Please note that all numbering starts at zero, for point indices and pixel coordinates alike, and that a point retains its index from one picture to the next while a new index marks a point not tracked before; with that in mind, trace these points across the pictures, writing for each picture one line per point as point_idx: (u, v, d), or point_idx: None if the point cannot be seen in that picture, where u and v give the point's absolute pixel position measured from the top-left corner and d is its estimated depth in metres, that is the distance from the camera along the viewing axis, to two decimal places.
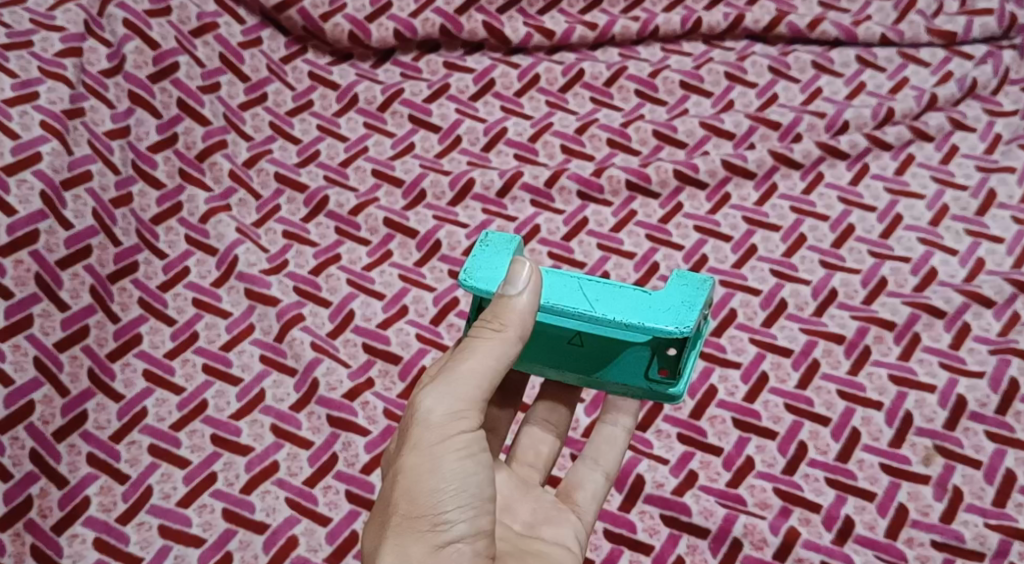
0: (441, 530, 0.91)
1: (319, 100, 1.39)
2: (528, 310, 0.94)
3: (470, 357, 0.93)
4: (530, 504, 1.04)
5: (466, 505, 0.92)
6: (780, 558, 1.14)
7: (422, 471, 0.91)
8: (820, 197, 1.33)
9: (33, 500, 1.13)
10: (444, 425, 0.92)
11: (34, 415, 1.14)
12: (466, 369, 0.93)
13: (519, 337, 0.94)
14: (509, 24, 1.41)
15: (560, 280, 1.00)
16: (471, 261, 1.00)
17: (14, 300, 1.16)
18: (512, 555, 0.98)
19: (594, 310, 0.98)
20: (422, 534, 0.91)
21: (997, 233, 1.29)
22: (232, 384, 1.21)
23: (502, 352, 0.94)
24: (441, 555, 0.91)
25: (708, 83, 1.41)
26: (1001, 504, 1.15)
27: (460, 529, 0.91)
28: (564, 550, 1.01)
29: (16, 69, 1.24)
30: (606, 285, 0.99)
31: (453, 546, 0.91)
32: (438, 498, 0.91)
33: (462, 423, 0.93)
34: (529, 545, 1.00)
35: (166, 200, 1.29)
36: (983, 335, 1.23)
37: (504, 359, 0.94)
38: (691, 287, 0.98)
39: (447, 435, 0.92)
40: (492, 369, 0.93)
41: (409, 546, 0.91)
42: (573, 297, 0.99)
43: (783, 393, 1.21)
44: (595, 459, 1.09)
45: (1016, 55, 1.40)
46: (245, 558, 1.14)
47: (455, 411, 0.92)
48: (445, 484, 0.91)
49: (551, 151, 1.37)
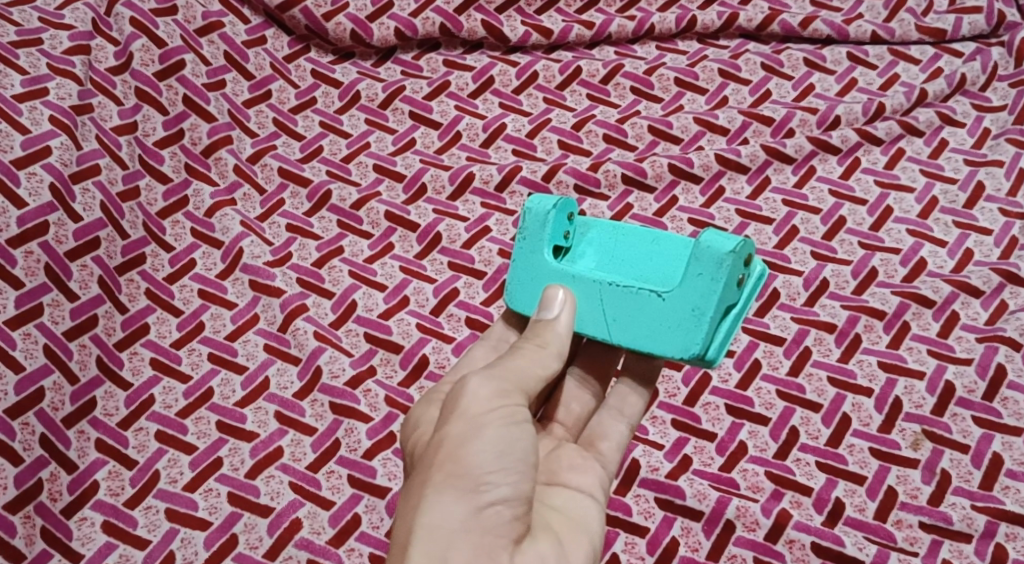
0: (483, 491, 0.94)
1: (322, 97, 1.42)
2: (566, 333, 1.03)
3: (518, 358, 1.00)
4: (554, 456, 1.08)
5: (509, 468, 0.95)
6: (771, 540, 1.16)
7: (467, 435, 0.95)
8: (812, 190, 1.35)
9: (43, 483, 1.16)
10: (494, 398, 0.96)
11: (45, 401, 1.18)
12: (518, 364, 0.99)
13: (560, 354, 1.01)
14: (508, 23, 1.44)
15: (584, 296, 1.04)
16: (513, 266, 1.08)
17: (24, 290, 1.20)
18: (540, 516, 1.00)
19: (611, 334, 1.04)
20: (463, 494, 0.93)
21: (986, 225, 1.32)
22: (237, 372, 1.24)
23: (546, 360, 1.00)
24: (481, 517, 0.93)
25: (703, 80, 1.43)
26: (988, 487, 1.18)
27: (502, 491, 0.94)
28: (591, 503, 1.04)
29: (26, 66, 1.28)
30: (624, 294, 1.03)
31: (492, 509, 0.94)
32: (481, 462, 0.94)
33: (507, 396, 0.97)
34: (550, 499, 1.03)
35: (173, 194, 1.32)
36: (971, 324, 1.26)
37: (551, 366, 1.00)
38: (705, 289, 1.00)
39: (494, 405, 0.96)
40: (541, 367, 1.00)
41: (449, 505, 0.93)
42: (595, 319, 1.04)
43: (775, 380, 1.24)
44: (620, 407, 1.12)
45: (1005, 51, 1.42)
46: (250, 540, 1.16)
47: (502, 389, 0.97)
48: (489, 447, 0.94)
49: (548, 147, 1.40)
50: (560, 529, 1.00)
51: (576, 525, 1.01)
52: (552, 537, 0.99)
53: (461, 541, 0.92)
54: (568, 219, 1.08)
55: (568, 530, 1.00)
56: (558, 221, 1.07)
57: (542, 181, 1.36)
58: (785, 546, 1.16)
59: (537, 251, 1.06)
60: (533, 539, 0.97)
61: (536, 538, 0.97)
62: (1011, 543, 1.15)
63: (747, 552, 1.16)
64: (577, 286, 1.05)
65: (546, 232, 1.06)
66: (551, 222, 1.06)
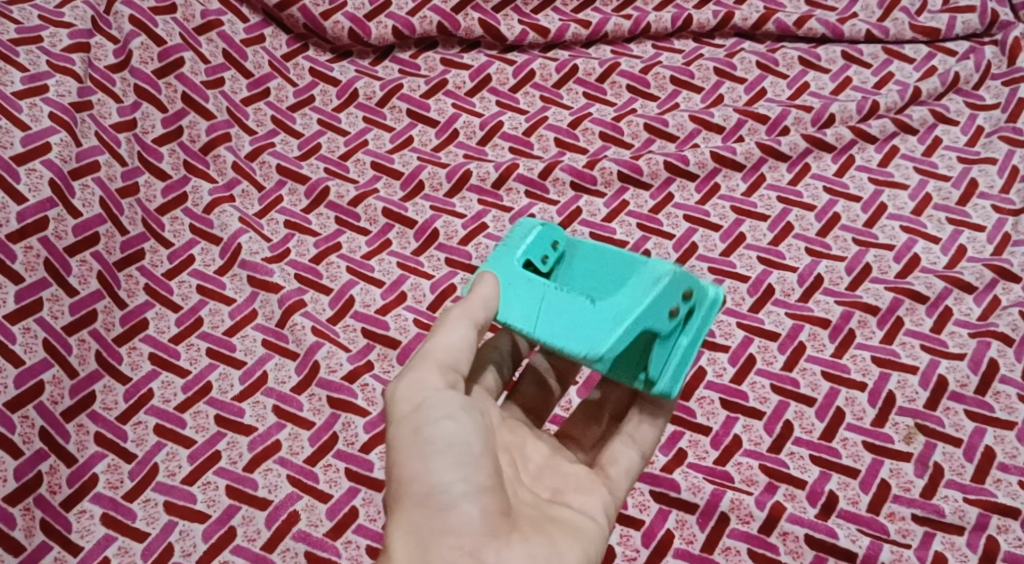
0: (439, 492, 0.96)
1: (320, 95, 1.43)
2: (477, 307, 1.02)
3: (435, 338, 1.01)
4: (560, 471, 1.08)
5: (458, 463, 0.96)
6: (766, 532, 1.17)
7: (415, 437, 0.97)
8: (807, 187, 1.36)
9: (43, 476, 1.16)
10: (423, 394, 0.98)
11: (44, 394, 1.18)
12: (433, 346, 1.00)
13: (472, 321, 1.01)
14: (504, 22, 1.45)
15: (525, 293, 1.04)
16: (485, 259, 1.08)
17: (24, 284, 1.21)
18: (534, 519, 1.01)
19: (535, 330, 1.02)
20: (422, 500, 0.96)
21: (979, 222, 1.33)
22: (235, 367, 1.25)
23: (458, 329, 1.01)
24: (447, 517, 0.95)
25: (698, 79, 1.45)
26: (981, 480, 1.19)
27: (457, 487, 0.95)
28: (591, 518, 1.04)
29: (26, 63, 1.29)
30: (563, 297, 1.02)
31: (455, 507, 0.95)
32: (430, 462, 0.96)
33: (439, 386, 0.99)
34: (556, 512, 1.03)
35: (172, 191, 1.33)
36: (963, 319, 1.27)
37: (467, 334, 1.01)
38: (630, 299, 1.00)
39: (426, 400, 0.98)
40: (458, 339, 1.01)
41: (414, 515, 0.96)
42: (524, 315, 1.03)
43: (770, 374, 1.25)
44: (633, 438, 1.12)
45: (998, 50, 1.44)
46: (248, 533, 1.17)
47: (427, 381, 0.99)
48: (433, 446, 0.96)
49: (545, 145, 1.41)
50: (553, 529, 1.00)
51: (575, 534, 1.02)
52: (543, 536, 0.99)
53: (432, 547, 0.95)
54: (552, 243, 1.07)
55: (561, 531, 1.00)
56: (543, 237, 1.07)
57: (538, 179, 1.37)
58: (779, 538, 1.17)
59: (510, 252, 1.06)
60: (522, 535, 0.97)
61: (523, 533, 0.97)
62: (1003, 535, 1.16)
63: (741, 544, 1.17)
64: (523, 283, 1.04)
65: (524, 241, 1.06)
66: (532, 236, 1.06)
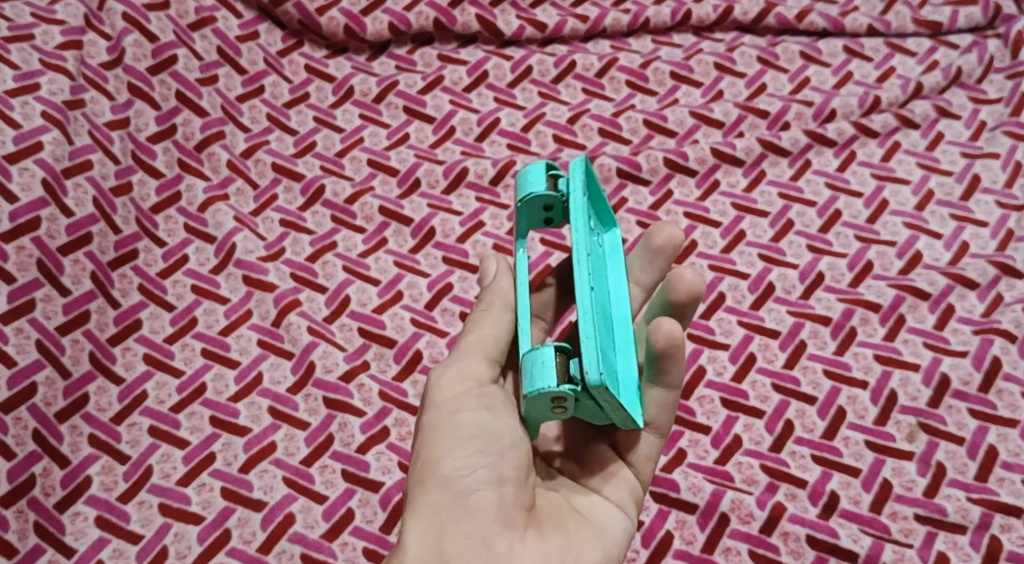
0: (461, 478, 0.98)
1: (316, 92, 1.41)
2: (492, 308, 1.08)
3: (473, 331, 1.07)
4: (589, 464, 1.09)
5: (482, 451, 0.99)
6: (766, 532, 1.16)
7: (446, 423, 1.01)
8: (807, 183, 1.35)
9: (36, 478, 1.15)
10: (456, 387, 1.03)
11: (37, 396, 1.17)
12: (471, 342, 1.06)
13: (502, 313, 1.07)
14: (502, 17, 1.44)
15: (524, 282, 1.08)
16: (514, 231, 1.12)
17: (16, 284, 1.19)
18: (556, 516, 1.02)
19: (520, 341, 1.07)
20: (443, 483, 0.98)
21: (981, 217, 1.31)
22: (230, 367, 1.24)
23: (494, 321, 1.07)
24: (465, 505, 0.97)
25: (698, 74, 1.43)
26: (984, 479, 1.17)
27: (478, 474, 0.98)
28: (620, 516, 1.05)
29: (18, 60, 1.28)
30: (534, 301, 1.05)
31: (475, 494, 0.97)
32: (454, 449, 0.99)
33: (471, 382, 1.03)
34: (579, 506, 1.05)
35: (165, 190, 1.31)
36: (967, 316, 1.25)
37: (503, 324, 1.07)
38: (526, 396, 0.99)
39: (459, 394, 1.02)
40: (497, 331, 1.06)
41: (432, 498, 0.97)
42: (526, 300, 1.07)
43: (771, 372, 1.24)
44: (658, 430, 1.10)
45: (1001, 44, 1.42)
46: (244, 535, 1.16)
47: (460, 376, 1.04)
48: (459, 435, 0.99)
49: (542, 140, 1.39)
50: (574, 527, 1.01)
51: (599, 533, 1.02)
52: (563, 535, 1.00)
53: (450, 533, 0.96)
54: (548, 205, 1.08)
55: (583, 531, 1.01)
56: (532, 206, 1.08)
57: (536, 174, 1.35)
58: (780, 538, 1.16)
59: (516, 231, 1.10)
60: (538, 530, 0.98)
61: (541, 532, 0.98)
62: (1006, 534, 1.15)
63: (742, 545, 1.16)
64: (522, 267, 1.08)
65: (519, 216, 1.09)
66: (525, 206, 1.08)
